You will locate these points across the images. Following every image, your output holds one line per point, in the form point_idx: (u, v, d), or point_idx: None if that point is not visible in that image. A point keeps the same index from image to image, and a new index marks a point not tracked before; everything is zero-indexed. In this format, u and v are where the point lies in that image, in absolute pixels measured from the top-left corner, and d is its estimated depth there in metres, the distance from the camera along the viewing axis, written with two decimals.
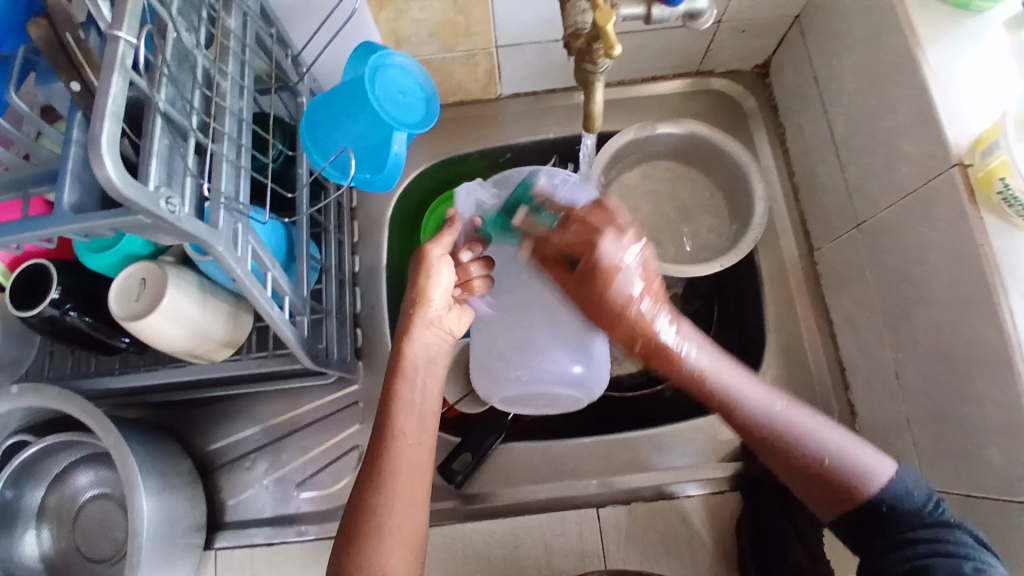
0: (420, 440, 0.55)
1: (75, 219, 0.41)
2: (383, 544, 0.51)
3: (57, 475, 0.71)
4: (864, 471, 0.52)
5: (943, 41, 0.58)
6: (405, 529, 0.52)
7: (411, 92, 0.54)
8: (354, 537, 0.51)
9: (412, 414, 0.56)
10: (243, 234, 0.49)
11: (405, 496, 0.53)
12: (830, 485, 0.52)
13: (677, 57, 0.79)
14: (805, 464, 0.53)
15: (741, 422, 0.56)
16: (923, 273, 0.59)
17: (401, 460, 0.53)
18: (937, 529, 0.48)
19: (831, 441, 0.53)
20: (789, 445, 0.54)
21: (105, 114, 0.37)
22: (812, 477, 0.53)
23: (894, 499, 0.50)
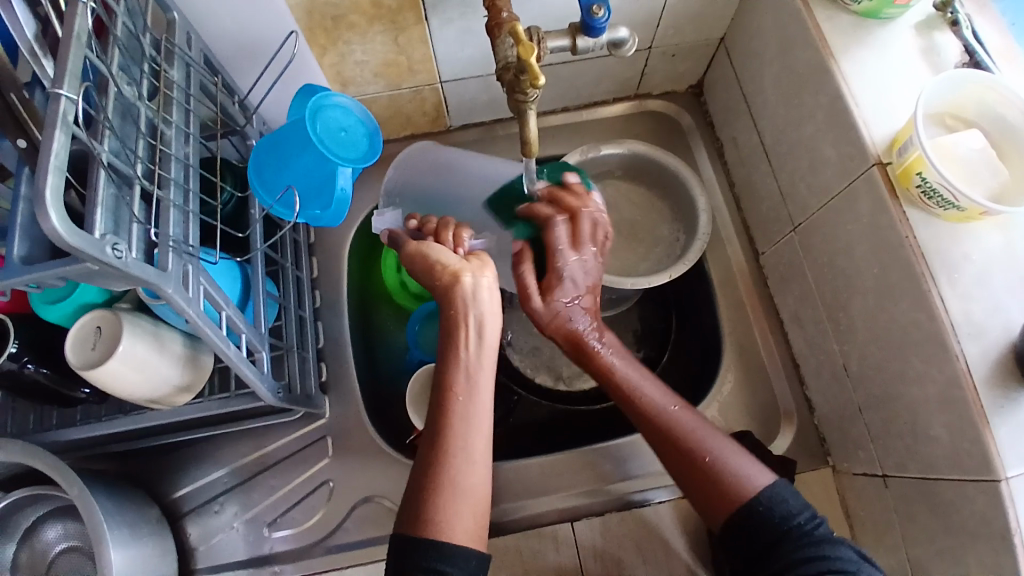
0: (477, 397, 0.56)
1: (25, 271, 0.42)
2: (445, 503, 0.52)
3: (26, 532, 0.69)
4: (737, 465, 0.54)
5: (852, 51, 0.62)
6: (469, 487, 0.53)
7: (354, 129, 0.55)
8: (418, 501, 0.52)
9: (473, 373, 0.57)
10: (193, 275, 0.51)
11: (466, 451, 0.54)
12: (715, 487, 0.54)
13: (614, 82, 0.83)
14: (688, 459, 0.56)
15: (637, 416, 0.60)
16: (855, 268, 0.63)
17: (457, 415, 0.55)
18: (820, 544, 0.49)
19: (720, 446, 0.56)
20: (686, 446, 0.56)
21: (48, 168, 0.38)
22: (690, 473, 0.55)
23: (771, 507, 0.51)
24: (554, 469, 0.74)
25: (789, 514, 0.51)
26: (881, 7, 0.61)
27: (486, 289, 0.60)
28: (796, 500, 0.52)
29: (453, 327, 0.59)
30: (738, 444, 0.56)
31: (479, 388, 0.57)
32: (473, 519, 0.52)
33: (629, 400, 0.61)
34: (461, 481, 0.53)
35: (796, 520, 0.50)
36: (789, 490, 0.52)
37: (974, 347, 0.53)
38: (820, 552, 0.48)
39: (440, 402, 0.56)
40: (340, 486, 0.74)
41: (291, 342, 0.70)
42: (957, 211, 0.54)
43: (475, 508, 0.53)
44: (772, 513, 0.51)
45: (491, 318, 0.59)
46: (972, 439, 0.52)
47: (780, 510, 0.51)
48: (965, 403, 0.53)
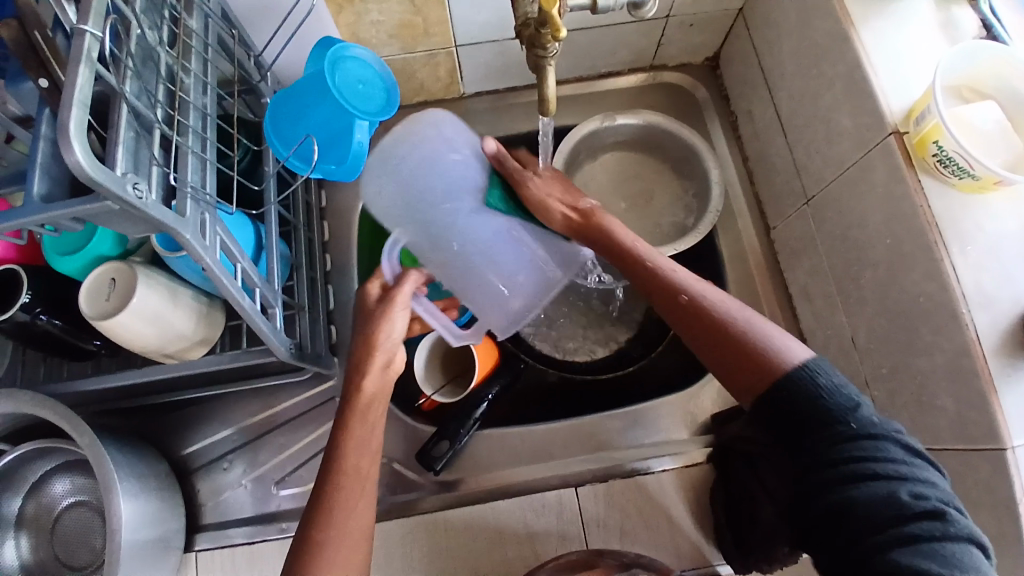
0: (366, 467, 0.52)
1: (46, 209, 0.42)
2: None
3: (34, 484, 0.70)
4: (779, 343, 0.47)
5: (872, 20, 0.62)
6: (343, 551, 0.49)
7: (371, 83, 0.55)
8: (297, 563, 0.48)
9: (361, 441, 0.53)
10: (210, 224, 0.51)
11: (349, 530, 0.50)
12: (748, 355, 0.47)
13: (629, 52, 0.83)
14: (704, 322, 0.50)
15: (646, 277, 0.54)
16: (866, 237, 0.63)
17: (340, 486, 0.51)
18: (867, 438, 0.42)
19: (756, 322, 0.49)
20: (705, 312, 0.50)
21: (72, 103, 0.38)
22: (724, 349, 0.49)
23: (817, 390, 0.44)
24: (556, 437, 0.74)
25: (826, 396, 0.44)
26: None
27: (373, 375, 0.56)
28: (837, 377, 0.45)
29: (352, 409, 0.54)
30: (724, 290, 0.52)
31: (368, 454, 0.53)
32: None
33: (631, 260, 0.56)
34: (338, 553, 0.48)
35: (832, 402, 0.44)
36: (828, 367, 0.46)
37: (983, 314, 0.53)
38: (866, 451, 0.42)
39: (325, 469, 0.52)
40: None
41: (303, 300, 0.70)
42: (972, 180, 0.54)
43: (347, 572, 0.49)
44: (811, 393, 0.44)
45: (378, 402, 0.55)
46: (979, 407, 0.53)
47: (823, 388, 0.44)
48: (973, 372, 0.53)
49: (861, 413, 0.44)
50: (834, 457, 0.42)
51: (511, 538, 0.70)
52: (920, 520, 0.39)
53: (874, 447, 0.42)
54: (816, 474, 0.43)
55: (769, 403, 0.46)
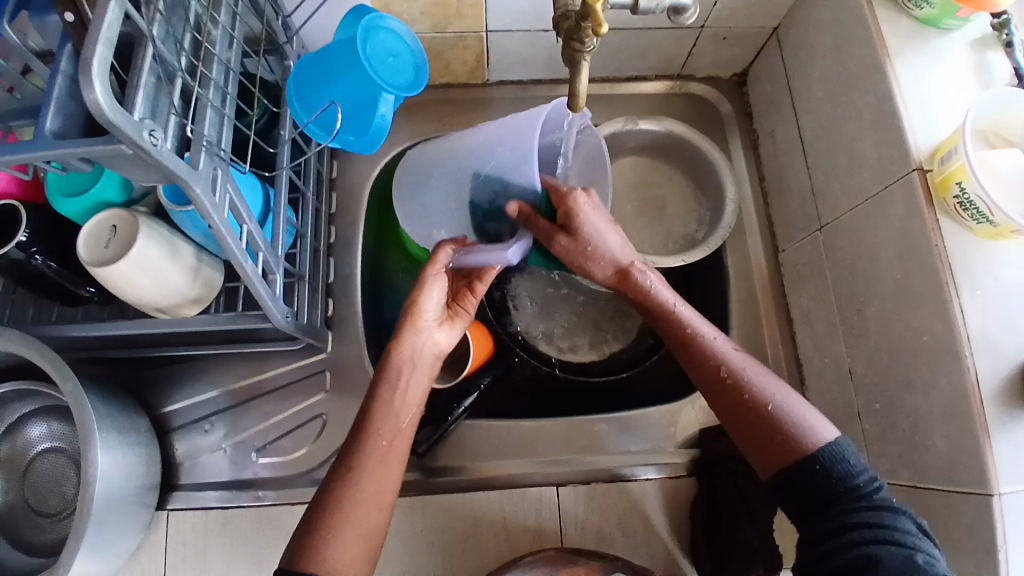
0: (393, 442, 0.55)
1: (57, 146, 0.41)
2: (341, 519, 0.51)
3: (9, 426, 0.69)
4: (809, 426, 0.51)
5: (908, 54, 0.61)
6: (358, 526, 0.51)
7: (402, 57, 0.54)
8: (312, 528, 0.50)
9: (391, 418, 0.56)
10: (221, 181, 0.50)
11: (372, 487, 0.53)
12: (776, 435, 0.51)
13: (659, 59, 0.82)
14: (739, 401, 0.53)
15: (693, 353, 0.56)
16: (876, 271, 0.63)
17: (366, 458, 0.53)
18: (880, 511, 0.46)
19: (787, 401, 0.52)
20: (737, 388, 0.54)
21: (98, 39, 0.37)
22: (753, 424, 0.52)
23: (832, 466, 0.48)
24: (541, 434, 0.73)
25: (847, 475, 0.48)
26: (942, 16, 0.60)
27: (415, 342, 0.60)
28: (858, 460, 0.49)
29: (390, 374, 0.58)
30: (763, 367, 0.55)
31: (398, 429, 0.56)
32: (360, 544, 0.51)
33: (666, 319, 0.58)
34: (355, 510, 0.51)
35: (855, 482, 0.48)
36: (851, 449, 0.49)
37: (984, 361, 0.53)
38: (877, 520, 0.46)
39: (357, 439, 0.55)
40: (333, 421, 0.73)
41: (303, 270, 0.69)
42: (990, 225, 0.54)
43: (359, 533, 0.51)
44: (830, 473, 0.48)
45: (416, 372, 0.59)
46: (970, 451, 0.53)
47: (843, 468, 0.48)
48: (967, 416, 0.53)
49: (877, 495, 0.48)
50: (850, 527, 0.46)
51: (488, 530, 0.70)
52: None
53: (883, 519, 0.46)
54: (824, 536, 0.47)
55: (790, 477, 0.49)
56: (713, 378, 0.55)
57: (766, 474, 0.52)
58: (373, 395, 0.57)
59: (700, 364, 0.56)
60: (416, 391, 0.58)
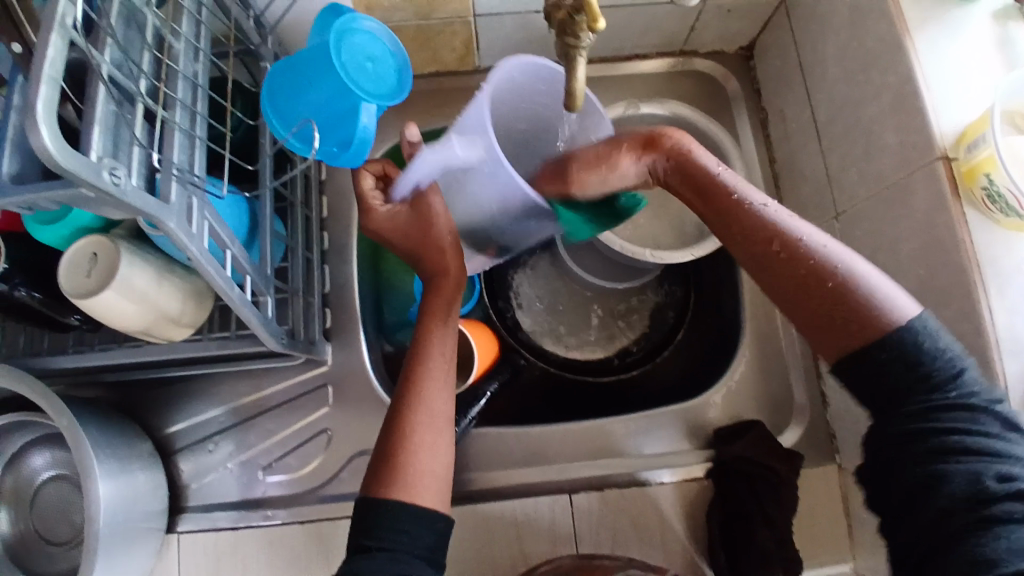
0: (445, 386, 0.55)
1: (14, 192, 0.38)
2: (407, 464, 0.51)
3: (11, 457, 0.68)
4: (880, 298, 0.47)
5: (930, 27, 0.56)
6: (428, 458, 0.52)
7: (381, 61, 0.50)
8: (381, 471, 0.51)
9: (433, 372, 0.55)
10: (198, 209, 0.47)
11: (426, 413, 0.53)
12: (845, 309, 0.48)
13: (660, 35, 0.77)
14: (805, 273, 0.49)
15: (751, 228, 0.52)
16: (898, 264, 0.59)
17: (416, 403, 0.53)
18: (966, 404, 0.45)
19: (852, 263, 0.49)
20: (796, 255, 0.50)
21: (40, 77, 0.34)
22: (817, 301, 0.49)
23: (915, 346, 0.46)
24: (551, 439, 0.71)
25: (930, 350, 0.46)
26: None
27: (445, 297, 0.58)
28: (944, 341, 0.46)
29: (433, 318, 0.57)
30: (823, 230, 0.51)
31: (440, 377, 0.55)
32: (433, 476, 0.51)
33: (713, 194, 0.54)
34: (413, 455, 0.51)
35: (937, 366, 0.45)
36: (929, 322, 0.47)
37: (1017, 364, 0.50)
38: (960, 423, 0.44)
39: (401, 392, 0.54)
40: (338, 436, 0.72)
41: (296, 285, 0.67)
42: (1020, 220, 0.50)
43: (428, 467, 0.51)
44: (916, 350, 0.46)
45: (450, 329, 0.58)
46: None
47: (926, 346, 0.46)
48: None
49: (959, 390, 0.45)
50: (927, 423, 0.45)
51: (501, 540, 0.69)
52: (999, 505, 0.42)
53: (970, 418, 0.45)
54: (907, 440, 0.46)
55: (853, 362, 0.47)
56: (772, 253, 0.51)
57: (829, 360, 0.50)
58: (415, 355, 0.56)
59: (752, 240, 0.52)
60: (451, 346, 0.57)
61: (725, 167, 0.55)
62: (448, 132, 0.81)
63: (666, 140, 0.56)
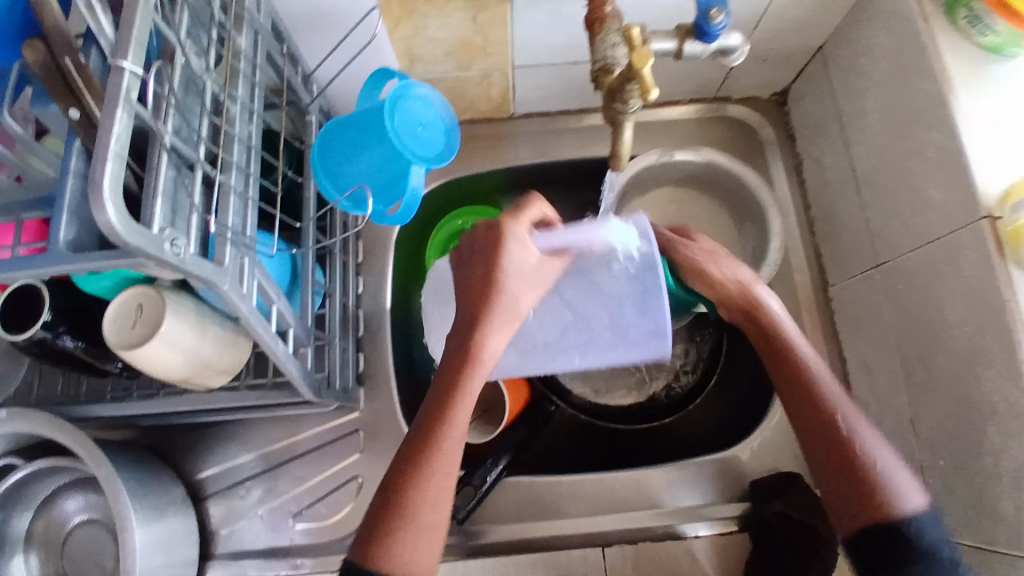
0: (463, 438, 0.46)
1: (75, 259, 0.38)
2: (406, 531, 0.43)
3: (45, 500, 0.68)
4: (896, 483, 0.45)
5: (977, 85, 0.56)
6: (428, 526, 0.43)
7: (432, 125, 0.51)
8: (375, 532, 0.43)
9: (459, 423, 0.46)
10: (249, 269, 0.47)
11: (439, 472, 0.44)
12: (858, 482, 0.46)
13: (695, 83, 0.78)
14: (834, 440, 0.47)
15: (788, 397, 0.50)
16: (943, 321, 0.58)
17: (433, 458, 0.44)
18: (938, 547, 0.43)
19: (875, 446, 0.47)
20: (823, 405, 0.48)
21: (107, 154, 0.34)
22: (827, 451, 0.47)
23: (917, 529, 0.43)
24: (583, 489, 0.71)
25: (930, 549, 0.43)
26: (1007, 43, 0.55)
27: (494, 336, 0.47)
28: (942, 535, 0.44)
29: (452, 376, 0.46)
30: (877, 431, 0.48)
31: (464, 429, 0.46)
32: (436, 544, 0.44)
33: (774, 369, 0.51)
34: (414, 522, 0.43)
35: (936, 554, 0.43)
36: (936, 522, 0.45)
37: None
38: None
39: (416, 438, 0.45)
40: (369, 483, 0.71)
41: (333, 334, 0.66)
42: None
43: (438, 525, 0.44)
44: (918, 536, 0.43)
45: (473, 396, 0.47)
46: None
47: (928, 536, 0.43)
48: None
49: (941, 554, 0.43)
50: None
51: None
52: None
53: None
54: None
55: (861, 541, 0.45)
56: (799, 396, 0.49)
57: (843, 532, 0.47)
58: (436, 395, 0.46)
59: (793, 380, 0.49)
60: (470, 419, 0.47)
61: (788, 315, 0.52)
62: (483, 177, 0.81)
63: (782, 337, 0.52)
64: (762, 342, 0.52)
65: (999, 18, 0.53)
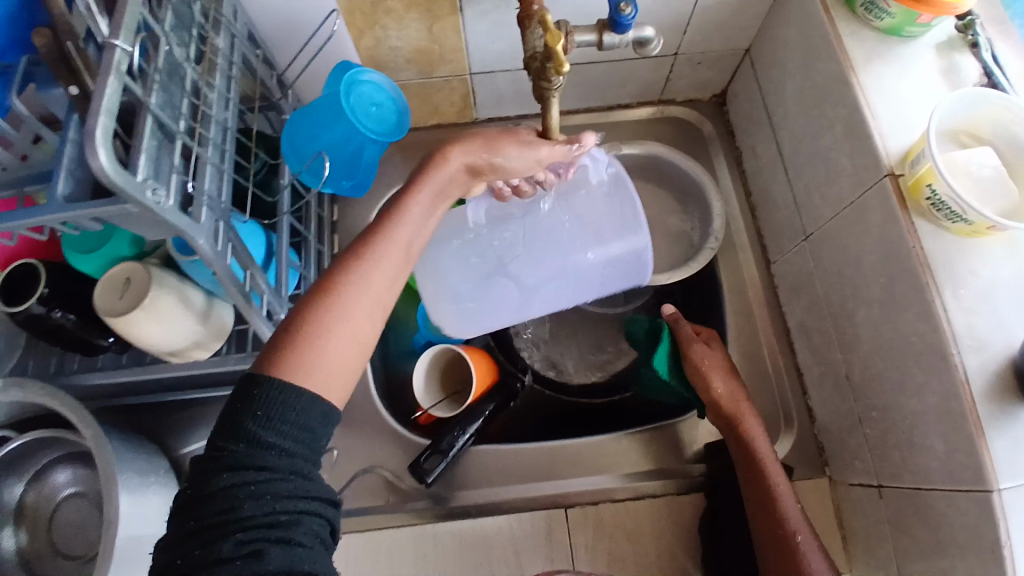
0: (389, 275, 0.51)
1: (69, 208, 0.45)
2: (311, 342, 0.46)
3: (37, 474, 0.72)
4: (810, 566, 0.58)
5: (873, 64, 0.63)
6: (334, 340, 0.47)
7: (384, 105, 0.59)
8: (287, 337, 0.47)
9: (388, 256, 0.51)
10: (223, 231, 0.54)
11: (353, 293, 0.49)
12: (791, 550, 0.59)
13: (639, 86, 0.86)
14: (781, 535, 0.60)
15: (754, 445, 0.65)
16: (860, 276, 0.64)
17: (350, 281, 0.49)
18: None
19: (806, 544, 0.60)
20: (778, 513, 0.61)
21: (100, 111, 0.41)
22: (776, 530, 0.60)
23: None
24: (547, 456, 0.75)
25: None
26: (903, 23, 0.62)
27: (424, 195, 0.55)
28: None
29: (420, 184, 0.55)
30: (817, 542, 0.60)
31: (392, 260, 0.51)
32: (344, 356, 0.48)
33: (742, 439, 0.66)
34: (323, 338, 0.47)
35: None
36: None
37: (974, 359, 0.53)
38: None
39: (342, 265, 0.50)
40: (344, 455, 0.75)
41: None
42: (965, 224, 0.55)
43: (347, 342, 0.48)
44: None
45: (433, 198, 0.55)
46: (967, 451, 0.52)
47: None
48: (962, 414, 0.53)
49: None
50: None
51: (497, 556, 0.71)
52: None
53: None
54: None
55: None
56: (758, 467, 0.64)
57: None
58: (367, 232, 0.52)
59: (758, 474, 0.63)
60: (422, 230, 0.55)
61: (770, 448, 0.65)
62: None
63: (747, 415, 0.67)
64: (721, 402, 0.67)
65: (892, 3, 0.60)
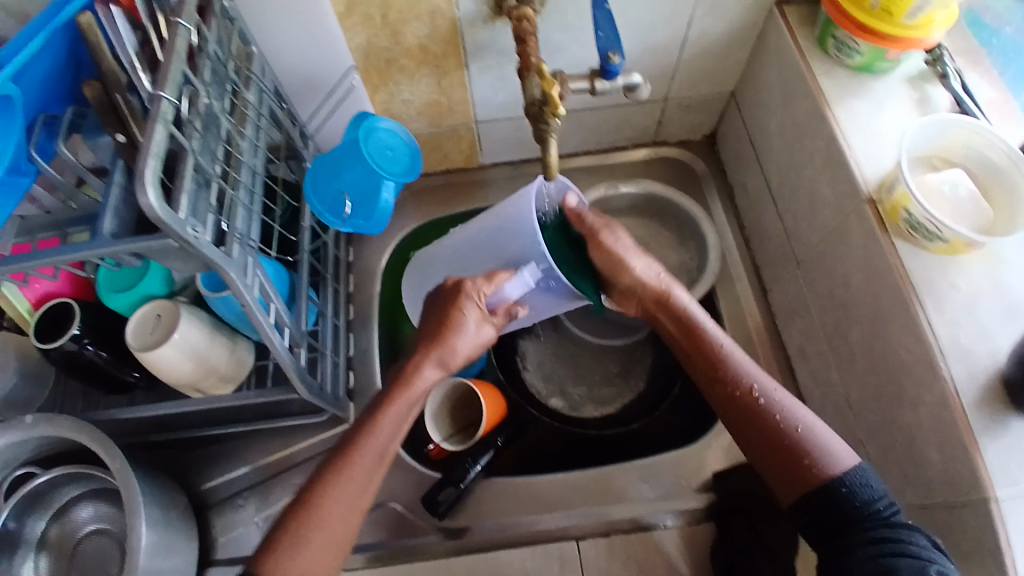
0: (367, 481, 0.56)
1: (114, 243, 0.49)
2: (293, 549, 0.52)
3: (60, 509, 0.74)
4: (829, 456, 0.54)
5: (847, 101, 0.68)
6: (313, 546, 0.53)
7: (398, 149, 0.64)
8: (276, 541, 0.53)
9: (368, 465, 0.56)
10: (252, 266, 0.58)
11: (333, 503, 0.54)
12: (798, 457, 0.55)
13: (634, 129, 0.91)
14: (772, 434, 0.56)
15: (709, 353, 0.62)
16: (850, 296, 0.66)
17: (328, 492, 0.54)
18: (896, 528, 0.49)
19: (819, 435, 0.55)
20: (767, 421, 0.57)
21: (150, 155, 0.46)
22: (772, 441, 0.56)
23: (854, 485, 0.52)
24: (559, 486, 0.76)
25: (871, 500, 0.51)
26: (873, 61, 0.68)
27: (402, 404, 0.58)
28: (876, 487, 0.52)
29: (392, 398, 0.58)
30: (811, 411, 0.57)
31: (369, 468, 0.56)
32: (324, 559, 0.53)
33: (700, 345, 0.62)
34: (302, 548, 0.52)
35: (877, 507, 0.50)
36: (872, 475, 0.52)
37: (960, 369, 0.55)
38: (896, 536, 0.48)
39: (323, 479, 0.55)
40: None
41: (325, 345, 0.77)
42: (942, 242, 0.58)
43: (328, 546, 0.54)
44: (853, 496, 0.51)
45: (409, 406, 0.58)
46: (964, 460, 0.54)
47: (864, 494, 0.51)
48: (954, 423, 0.54)
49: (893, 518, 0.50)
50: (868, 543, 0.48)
51: None
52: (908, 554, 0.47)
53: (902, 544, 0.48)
54: (843, 556, 0.49)
55: (807, 506, 0.53)
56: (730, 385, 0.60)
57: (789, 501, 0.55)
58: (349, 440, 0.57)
59: (732, 386, 0.60)
60: (401, 431, 0.58)
61: (723, 332, 0.63)
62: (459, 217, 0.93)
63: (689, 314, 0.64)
64: (663, 316, 0.65)
65: (861, 41, 0.66)
